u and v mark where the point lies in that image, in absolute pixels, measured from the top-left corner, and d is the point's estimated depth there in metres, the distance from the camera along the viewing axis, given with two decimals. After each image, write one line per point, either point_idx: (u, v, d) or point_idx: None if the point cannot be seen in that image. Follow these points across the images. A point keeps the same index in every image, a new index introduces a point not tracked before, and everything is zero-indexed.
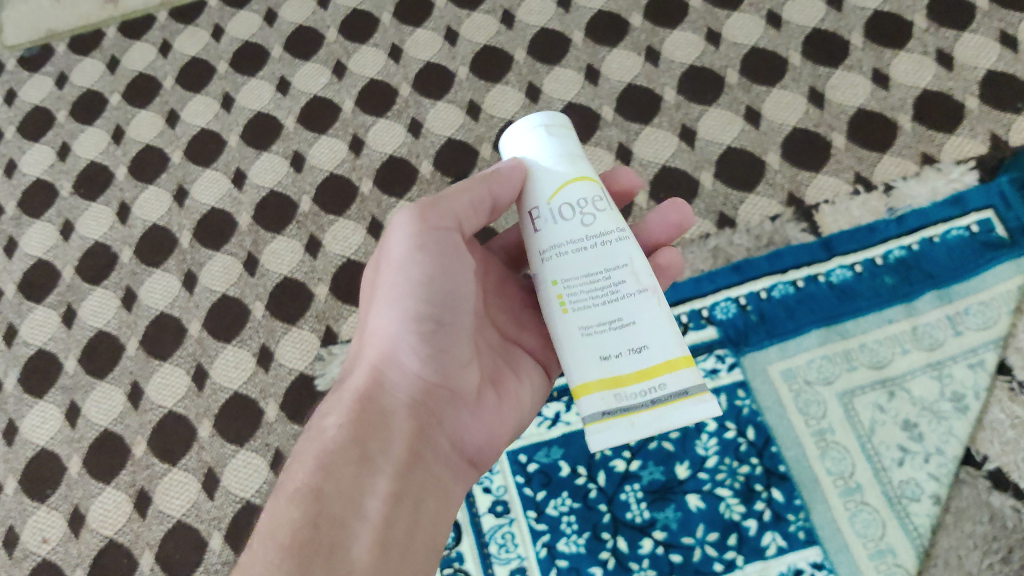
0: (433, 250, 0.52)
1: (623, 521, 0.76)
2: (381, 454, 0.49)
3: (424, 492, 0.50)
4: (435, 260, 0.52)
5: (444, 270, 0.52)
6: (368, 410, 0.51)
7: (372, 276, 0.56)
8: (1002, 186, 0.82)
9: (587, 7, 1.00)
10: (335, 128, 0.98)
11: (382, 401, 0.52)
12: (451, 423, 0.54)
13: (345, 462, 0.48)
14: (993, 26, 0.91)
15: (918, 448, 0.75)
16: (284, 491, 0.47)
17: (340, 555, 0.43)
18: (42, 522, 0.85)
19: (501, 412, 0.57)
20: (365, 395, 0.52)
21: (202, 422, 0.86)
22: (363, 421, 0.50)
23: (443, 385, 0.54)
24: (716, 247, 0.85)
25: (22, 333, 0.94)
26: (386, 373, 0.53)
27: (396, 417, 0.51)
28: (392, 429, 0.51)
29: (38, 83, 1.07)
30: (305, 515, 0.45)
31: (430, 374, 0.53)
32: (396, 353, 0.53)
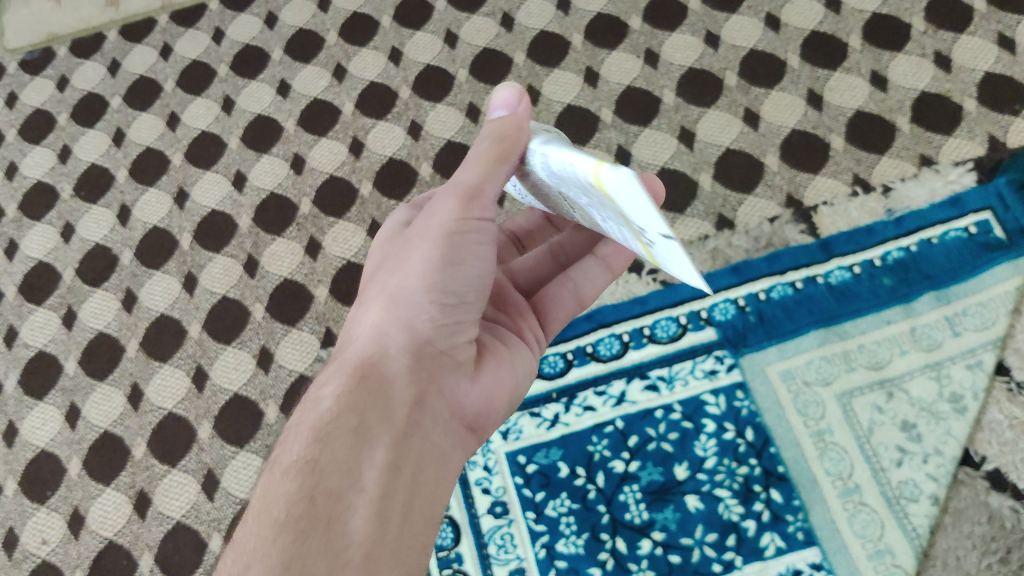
0: (472, 240, 0.53)
1: (622, 522, 0.76)
2: (380, 423, 0.47)
3: (422, 462, 0.48)
4: (470, 248, 0.53)
5: (465, 249, 0.52)
6: (369, 377, 0.49)
7: (393, 252, 0.55)
8: (1000, 187, 0.82)
9: (586, 9, 1.00)
10: (335, 131, 0.98)
11: (383, 368, 0.49)
12: (451, 390, 0.51)
13: (343, 432, 0.46)
14: (991, 28, 0.91)
15: (916, 448, 0.76)
16: (280, 464, 0.46)
17: (338, 529, 0.42)
18: (42, 524, 0.85)
19: (500, 383, 0.55)
20: (366, 363, 0.49)
21: (202, 424, 0.86)
22: (362, 390, 0.48)
23: (446, 350, 0.51)
24: (714, 249, 0.85)
25: (22, 335, 0.95)
26: (387, 339, 0.51)
27: (397, 384, 0.49)
28: (392, 397, 0.48)
29: (39, 86, 1.08)
30: (300, 489, 0.43)
31: (434, 341, 0.51)
32: (401, 318, 0.51)
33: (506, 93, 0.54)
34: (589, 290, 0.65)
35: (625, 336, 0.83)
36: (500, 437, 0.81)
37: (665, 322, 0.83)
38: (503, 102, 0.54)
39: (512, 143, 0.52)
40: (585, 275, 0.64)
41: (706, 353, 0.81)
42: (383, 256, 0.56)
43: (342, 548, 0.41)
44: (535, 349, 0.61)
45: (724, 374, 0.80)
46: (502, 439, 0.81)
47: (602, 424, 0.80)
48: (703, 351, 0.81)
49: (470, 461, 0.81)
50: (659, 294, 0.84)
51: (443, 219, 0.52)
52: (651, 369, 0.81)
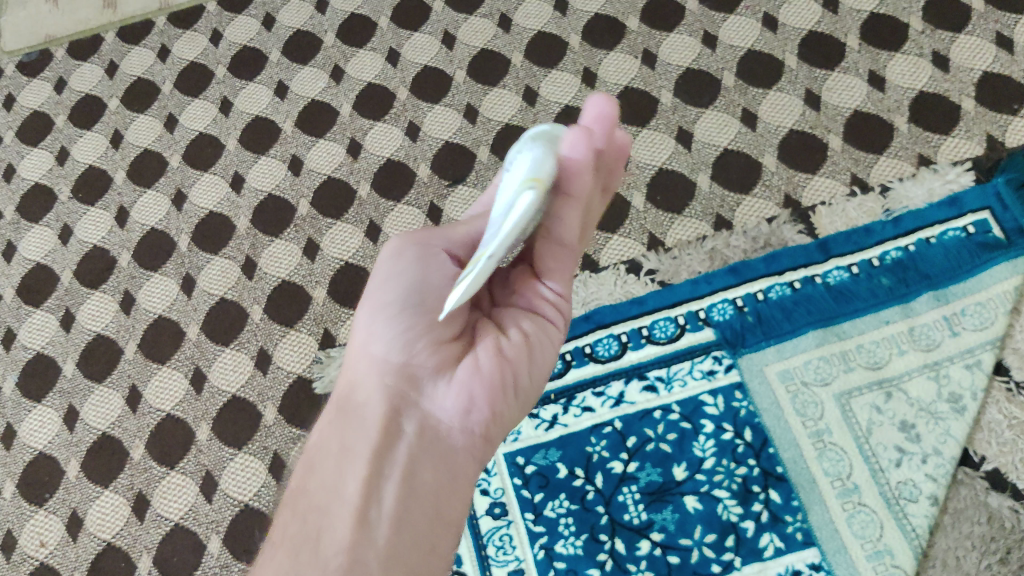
0: (408, 256, 0.55)
1: (621, 523, 0.76)
2: (358, 441, 0.51)
3: (414, 466, 0.50)
4: (409, 262, 0.55)
5: (413, 264, 0.54)
6: (346, 405, 0.53)
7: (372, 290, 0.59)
8: (998, 187, 0.82)
9: (584, 10, 1.00)
10: (333, 132, 0.98)
11: (356, 391, 0.53)
12: (426, 395, 0.52)
13: (330, 455, 0.52)
14: (988, 28, 0.91)
15: (915, 448, 0.75)
16: (294, 486, 0.53)
17: (323, 541, 0.47)
18: (40, 527, 0.85)
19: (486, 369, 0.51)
20: (347, 390, 0.54)
21: (200, 425, 0.86)
22: (342, 416, 0.53)
23: (408, 361, 0.52)
24: (712, 249, 0.85)
25: (20, 337, 0.95)
26: (356, 366, 0.54)
27: (368, 403, 0.52)
28: (364, 415, 0.51)
29: (37, 87, 1.08)
30: (299, 510, 0.50)
31: (396, 356, 0.52)
32: (360, 346, 0.54)
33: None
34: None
35: (623, 336, 0.83)
36: None
37: (663, 322, 0.82)
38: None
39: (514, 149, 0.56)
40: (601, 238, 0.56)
41: (704, 354, 0.81)
42: None
43: (328, 556, 0.46)
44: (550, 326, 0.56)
45: (722, 374, 0.80)
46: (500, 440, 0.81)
47: (600, 425, 0.80)
48: (702, 351, 0.81)
49: None
50: (657, 294, 0.84)
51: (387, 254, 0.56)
52: (649, 370, 0.81)
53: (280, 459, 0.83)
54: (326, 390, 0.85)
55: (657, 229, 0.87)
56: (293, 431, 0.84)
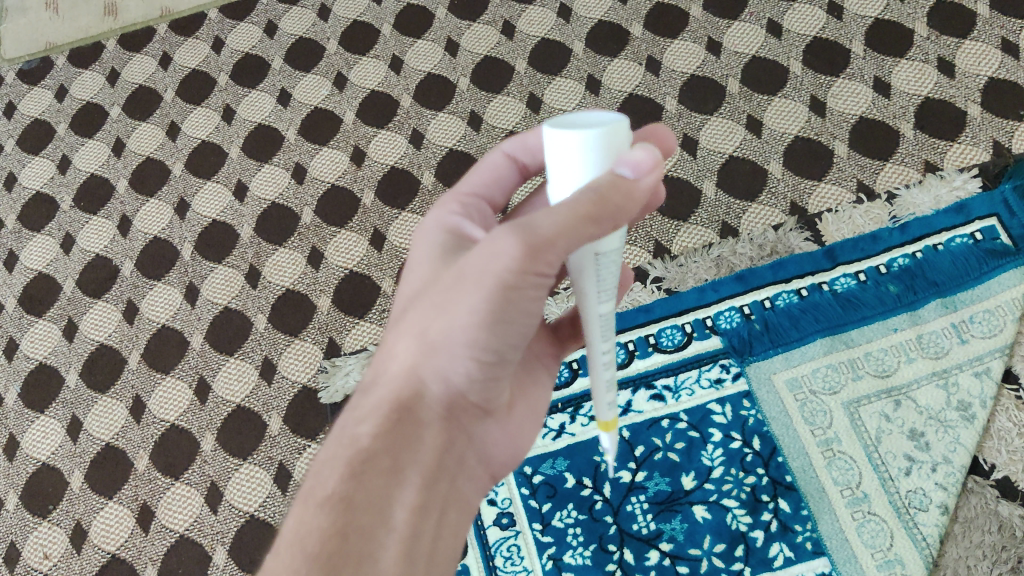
0: (511, 298, 0.46)
1: (629, 533, 0.76)
2: (412, 467, 0.48)
3: (448, 504, 0.50)
4: (512, 306, 0.46)
5: (517, 308, 0.46)
6: (404, 420, 0.48)
7: (447, 285, 0.47)
8: (1005, 193, 0.82)
9: (587, 17, 1.00)
10: (336, 140, 0.98)
11: (419, 413, 0.49)
12: (478, 439, 0.53)
13: (376, 472, 0.46)
14: (994, 34, 0.91)
15: (924, 457, 0.75)
16: (313, 491, 0.46)
17: (367, 569, 0.43)
18: (44, 538, 0.85)
19: (526, 427, 0.56)
20: (403, 405, 0.48)
21: (205, 436, 0.86)
22: (397, 434, 0.47)
23: (478, 403, 0.51)
24: (719, 256, 0.84)
25: (23, 348, 0.94)
26: (425, 383, 0.49)
27: (430, 430, 0.49)
28: (424, 441, 0.49)
29: (38, 95, 1.07)
30: (334, 525, 0.44)
31: (472, 393, 0.50)
32: (438, 365, 0.48)
33: (641, 155, 0.43)
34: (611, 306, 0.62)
35: (631, 344, 0.82)
36: None
37: (669, 330, 0.82)
38: (634, 161, 0.43)
39: (614, 207, 0.43)
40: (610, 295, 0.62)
41: (712, 362, 0.81)
42: (438, 282, 0.48)
43: None
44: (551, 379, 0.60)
45: (730, 383, 0.80)
46: None
47: None
48: (709, 360, 0.81)
49: None
50: (663, 302, 0.83)
51: (499, 268, 0.44)
52: (657, 379, 0.81)
53: (285, 470, 0.83)
54: (331, 400, 0.84)
55: (663, 236, 0.87)
56: (298, 441, 0.83)
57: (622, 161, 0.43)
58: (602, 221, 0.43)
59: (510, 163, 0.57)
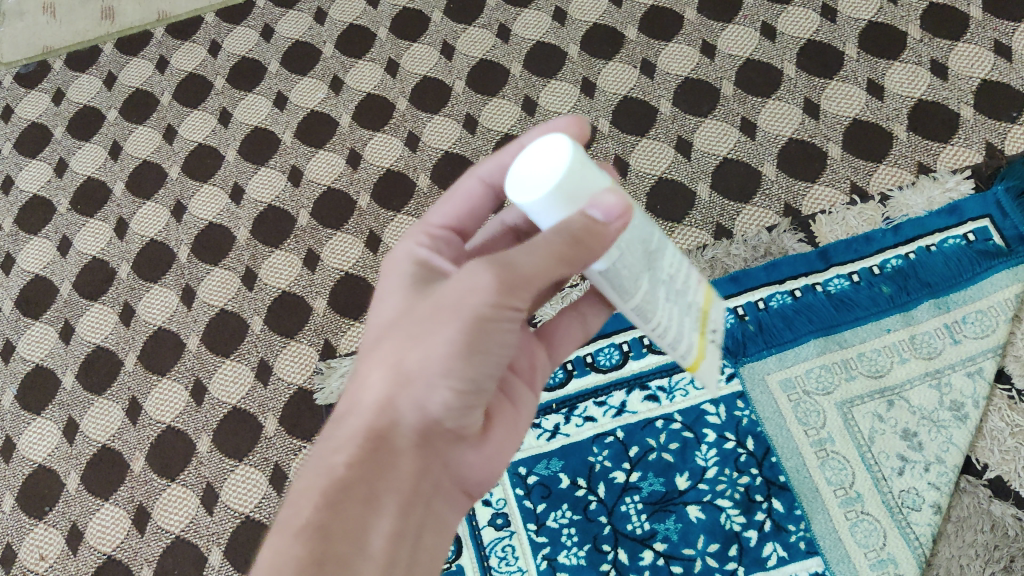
0: (488, 331, 0.47)
1: (624, 533, 0.76)
2: (387, 495, 0.47)
3: (423, 528, 0.50)
4: (489, 338, 0.47)
5: (494, 340, 0.47)
6: (378, 449, 0.47)
7: (421, 318, 0.48)
8: (998, 195, 0.82)
9: (582, 20, 1.01)
10: (332, 143, 0.98)
11: (395, 439, 0.47)
12: (454, 462, 0.51)
13: (353, 501, 0.45)
14: (986, 36, 0.92)
15: (917, 457, 0.75)
16: (289, 521, 0.44)
17: None
18: (40, 540, 0.85)
19: (505, 447, 0.54)
20: (377, 433, 0.47)
21: (201, 437, 0.86)
22: (374, 462, 0.46)
23: (456, 429, 0.50)
24: (713, 258, 0.85)
25: (19, 350, 0.94)
26: (399, 412, 0.48)
27: (406, 456, 0.48)
28: (400, 468, 0.47)
29: (35, 99, 1.08)
30: (309, 555, 0.42)
31: (450, 421, 0.49)
32: (415, 395, 0.47)
33: (610, 199, 0.41)
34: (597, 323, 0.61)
35: (625, 345, 0.83)
36: None
37: None
38: (604, 204, 0.41)
39: (589, 253, 0.42)
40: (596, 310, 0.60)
41: None
42: (411, 315, 0.49)
43: None
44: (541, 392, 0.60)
45: (724, 384, 0.80)
46: None
47: (602, 435, 0.80)
48: None
49: None
50: None
51: (476, 302, 0.46)
52: (651, 380, 0.81)
53: (281, 471, 0.83)
54: (327, 402, 0.84)
55: None
56: (294, 442, 0.84)
57: (589, 205, 0.41)
58: (574, 264, 0.42)
59: (487, 188, 0.57)
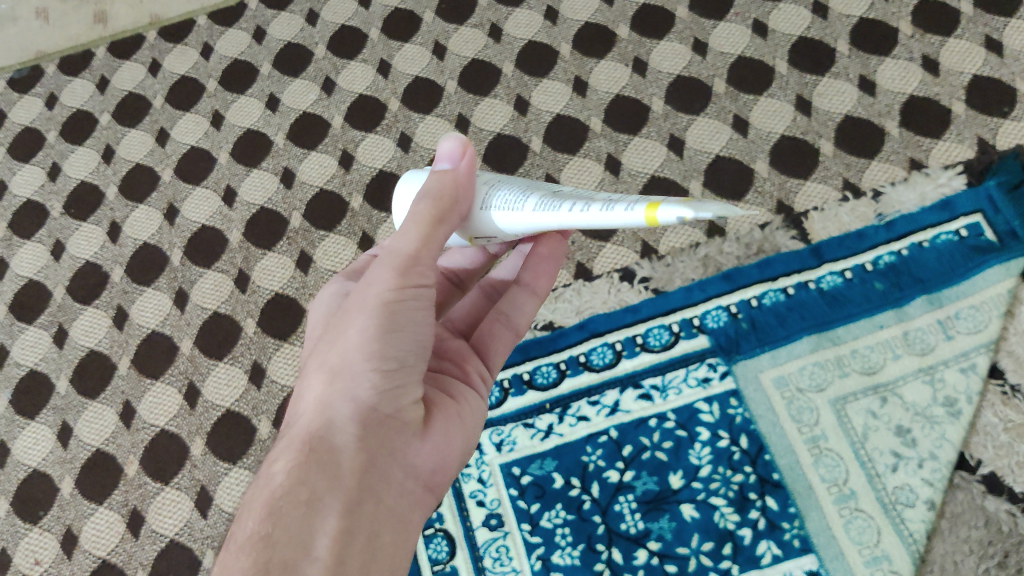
0: (397, 309, 0.47)
1: (618, 532, 0.76)
2: (330, 491, 0.42)
3: (379, 525, 0.43)
4: (400, 316, 0.47)
5: (406, 316, 0.48)
6: (316, 449, 0.44)
7: (337, 323, 0.49)
8: (990, 190, 0.82)
9: (574, 19, 1.01)
10: (324, 144, 0.98)
11: (330, 438, 0.44)
12: (404, 454, 0.46)
13: (293, 505, 0.41)
14: (978, 31, 0.92)
15: (911, 453, 0.75)
16: (233, 544, 0.42)
17: None
18: (35, 544, 0.85)
19: (453, 437, 0.50)
20: (311, 435, 0.44)
21: (195, 440, 0.86)
22: (309, 461, 0.43)
23: (393, 413, 0.46)
24: (706, 256, 0.84)
25: (13, 354, 0.94)
26: (331, 410, 0.45)
27: (346, 451, 0.44)
28: (342, 464, 0.43)
29: (28, 104, 1.08)
30: (254, 564, 0.39)
31: (383, 407, 0.46)
32: (343, 389, 0.46)
33: (448, 145, 0.52)
34: (522, 319, 0.61)
35: (618, 344, 0.82)
36: (493, 449, 0.81)
37: (657, 330, 0.82)
38: (446, 154, 0.52)
39: (452, 205, 0.50)
40: (516, 305, 0.60)
41: (699, 361, 0.81)
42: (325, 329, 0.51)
43: None
44: (483, 391, 0.56)
45: (717, 382, 0.80)
46: (496, 451, 0.80)
47: (596, 434, 0.80)
48: (696, 358, 0.81)
49: (464, 473, 0.80)
50: (651, 302, 0.83)
51: (378, 288, 0.47)
52: (644, 378, 0.81)
53: None
54: None
55: (650, 237, 0.86)
56: None
57: (438, 162, 0.53)
58: (448, 221, 0.50)
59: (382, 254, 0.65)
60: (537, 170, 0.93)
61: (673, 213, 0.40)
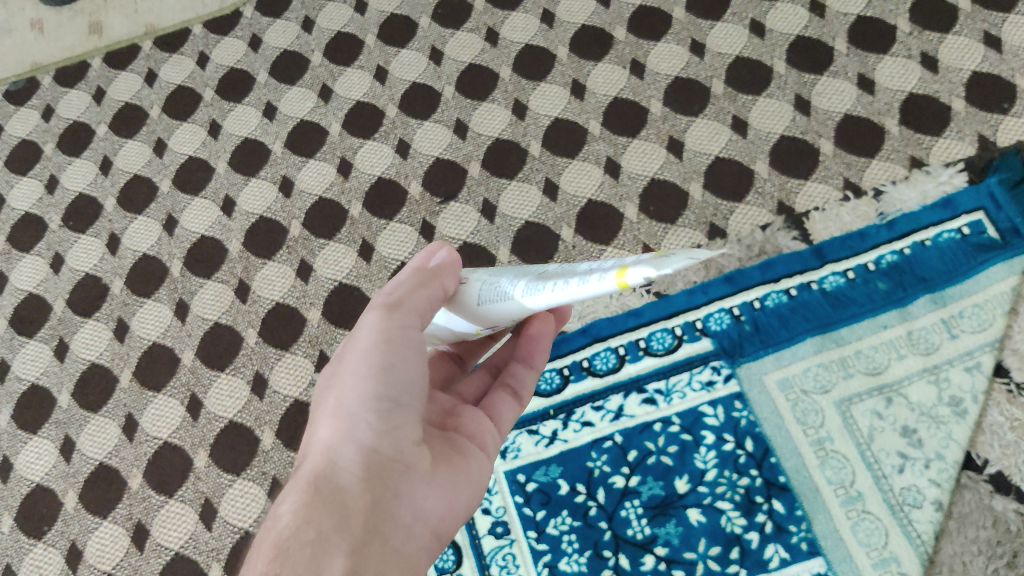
0: (397, 348, 0.47)
1: (624, 538, 0.76)
2: (336, 532, 0.42)
3: (386, 567, 0.42)
4: (398, 357, 0.47)
5: (402, 358, 0.47)
6: (322, 489, 0.43)
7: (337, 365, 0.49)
8: (991, 187, 0.82)
9: (570, 21, 1.00)
10: (323, 152, 0.98)
11: (335, 480, 0.44)
12: (409, 495, 0.45)
13: (300, 546, 0.41)
14: (976, 27, 0.91)
15: (917, 454, 0.75)
16: None
17: None
18: (39, 560, 0.85)
19: (462, 483, 0.49)
20: (316, 476, 0.44)
21: (198, 453, 0.85)
22: (316, 503, 0.43)
23: (395, 455, 0.45)
24: (707, 258, 0.84)
25: (15, 368, 0.94)
26: (336, 451, 0.45)
27: (350, 494, 0.43)
28: (346, 506, 0.43)
29: (25, 116, 1.07)
30: None
31: (385, 448, 0.45)
32: (348, 429, 0.45)
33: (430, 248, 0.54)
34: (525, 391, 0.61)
35: (621, 349, 0.82)
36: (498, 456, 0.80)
37: (660, 334, 0.82)
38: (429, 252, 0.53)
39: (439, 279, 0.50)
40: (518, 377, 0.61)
41: (703, 364, 0.80)
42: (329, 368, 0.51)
43: None
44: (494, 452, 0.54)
45: (721, 385, 0.79)
46: (500, 458, 0.80)
47: (601, 440, 0.79)
48: (700, 362, 0.80)
49: None
50: (653, 306, 0.83)
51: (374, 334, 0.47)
52: (648, 382, 0.81)
53: (278, 484, 0.82)
54: None
55: (651, 240, 0.87)
56: (291, 455, 0.83)
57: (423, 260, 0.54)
58: (433, 283, 0.50)
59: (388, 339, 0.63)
60: (536, 175, 0.92)
61: (640, 274, 0.40)
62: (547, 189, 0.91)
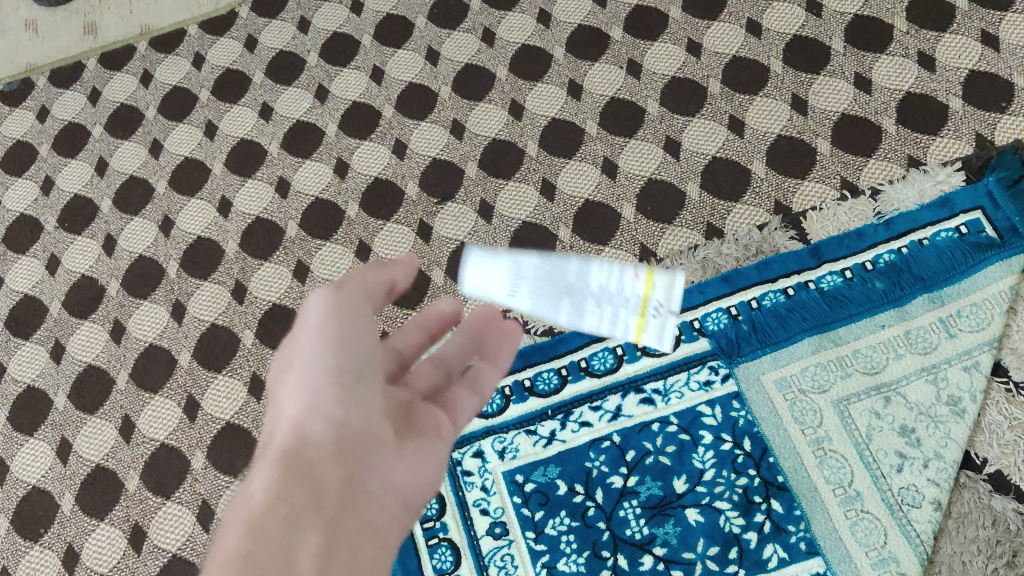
0: (346, 322, 0.50)
1: (623, 539, 0.76)
2: (312, 508, 0.40)
3: (359, 539, 0.42)
4: (350, 330, 0.49)
5: (355, 334, 0.50)
6: (294, 463, 0.43)
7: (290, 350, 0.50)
8: (989, 186, 0.82)
9: (567, 22, 1.00)
10: (319, 153, 0.97)
11: (306, 455, 0.43)
12: (378, 466, 0.46)
13: (273, 521, 0.39)
14: (973, 26, 0.91)
15: (916, 453, 0.75)
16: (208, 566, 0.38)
17: None
18: (36, 562, 0.84)
19: (427, 461, 0.49)
20: (284, 454, 0.43)
21: (195, 454, 0.85)
22: (289, 477, 0.42)
23: (362, 427, 0.46)
24: (704, 258, 0.84)
25: (10, 370, 0.94)
26: (305, 426, 0.45)
27: (322, 468, 0.43)
28: (320, 481, 0.42)
29: (20, 117, 1.07)
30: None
31: (352, 421, 0.46)
32: (315, 404, 0.46)
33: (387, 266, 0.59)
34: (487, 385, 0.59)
35: (618, 349, 0.82)
36: (496, 457, 0.80)
37: None
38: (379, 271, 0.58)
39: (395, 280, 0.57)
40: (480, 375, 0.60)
41: (700, 364, 0.80)
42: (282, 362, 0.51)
43: None
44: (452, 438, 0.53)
45: (719, 384, 0.79)
46: (498, 459, 0.80)
47: (599, 440, 0.79)
48: (697, 361, 0.80)
49: (467, 483, 0.80)
50: None
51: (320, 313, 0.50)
52: (646, 383, 0.80)
53: None
54: None
55: (648, 240, 0.87)
56: None
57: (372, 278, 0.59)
58: (379, 276, 0.55)
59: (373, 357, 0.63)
60: (533, 175, 0.92)
61: None
62: (543, 189, 0.91)
